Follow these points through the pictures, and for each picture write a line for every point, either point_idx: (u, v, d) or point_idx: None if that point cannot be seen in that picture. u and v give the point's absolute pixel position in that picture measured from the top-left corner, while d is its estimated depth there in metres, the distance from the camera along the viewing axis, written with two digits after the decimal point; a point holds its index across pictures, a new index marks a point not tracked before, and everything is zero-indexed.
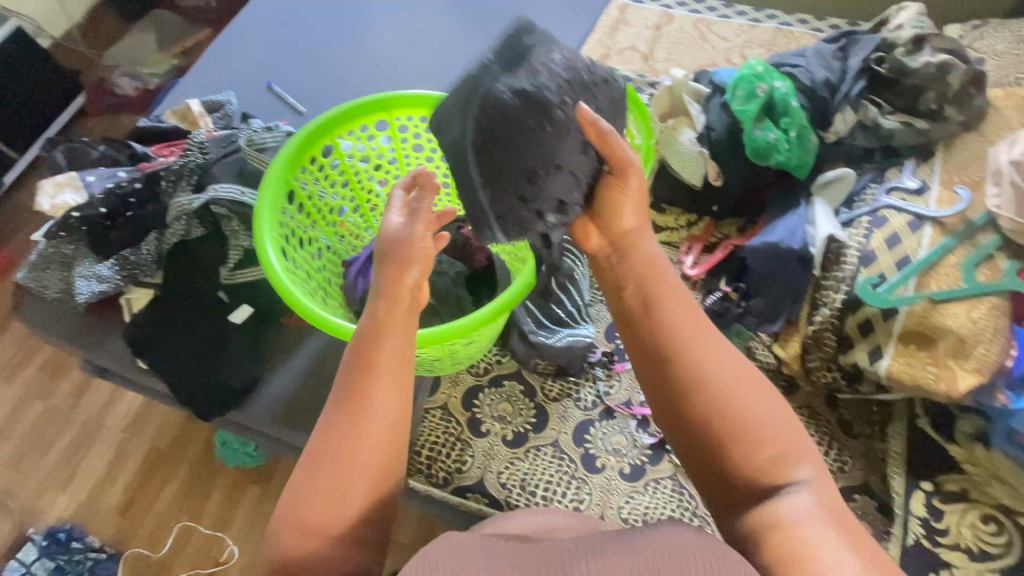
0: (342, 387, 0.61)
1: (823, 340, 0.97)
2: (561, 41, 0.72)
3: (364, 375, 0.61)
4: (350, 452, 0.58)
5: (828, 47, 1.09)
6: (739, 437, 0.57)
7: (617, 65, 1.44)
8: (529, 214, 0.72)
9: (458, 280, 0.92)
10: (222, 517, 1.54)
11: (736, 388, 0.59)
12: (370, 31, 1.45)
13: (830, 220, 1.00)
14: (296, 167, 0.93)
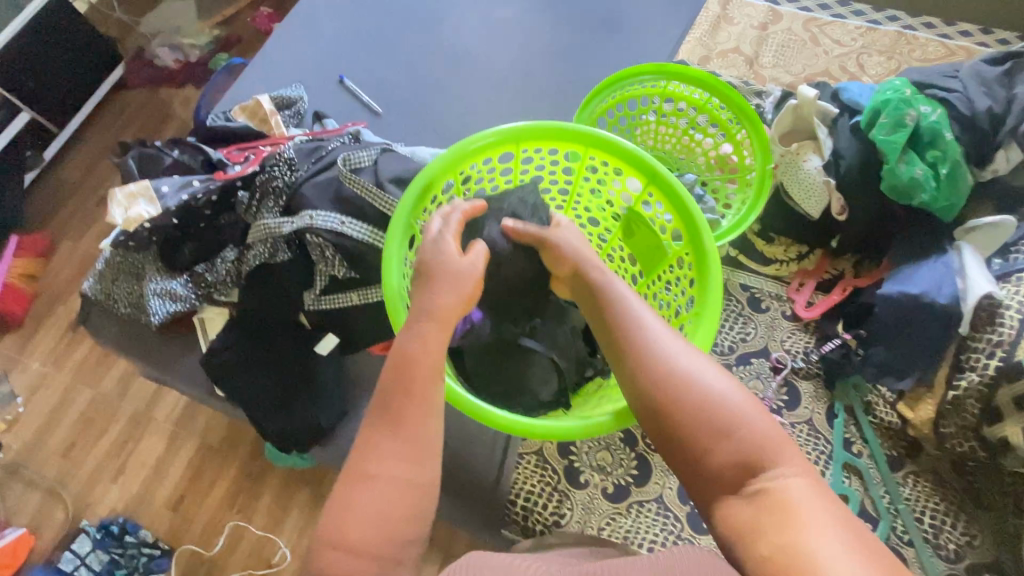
0: (380, 397, 0.59)
1: (964, 408, 0.89)
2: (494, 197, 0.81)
3: (400, 379, 0.59)
4: (396, 462, 0.55)
5: (989, 69, 0.96)
6: (709, 435, 0.55)
7: (718, 70, 1.31)
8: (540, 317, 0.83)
9: (575, 331, 0.85)
10: (275, 516, 1.33)
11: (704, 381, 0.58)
12: (451, 26, 1.35)
13: (983, 274, 0.89)
14: (459, 168, 0.75)
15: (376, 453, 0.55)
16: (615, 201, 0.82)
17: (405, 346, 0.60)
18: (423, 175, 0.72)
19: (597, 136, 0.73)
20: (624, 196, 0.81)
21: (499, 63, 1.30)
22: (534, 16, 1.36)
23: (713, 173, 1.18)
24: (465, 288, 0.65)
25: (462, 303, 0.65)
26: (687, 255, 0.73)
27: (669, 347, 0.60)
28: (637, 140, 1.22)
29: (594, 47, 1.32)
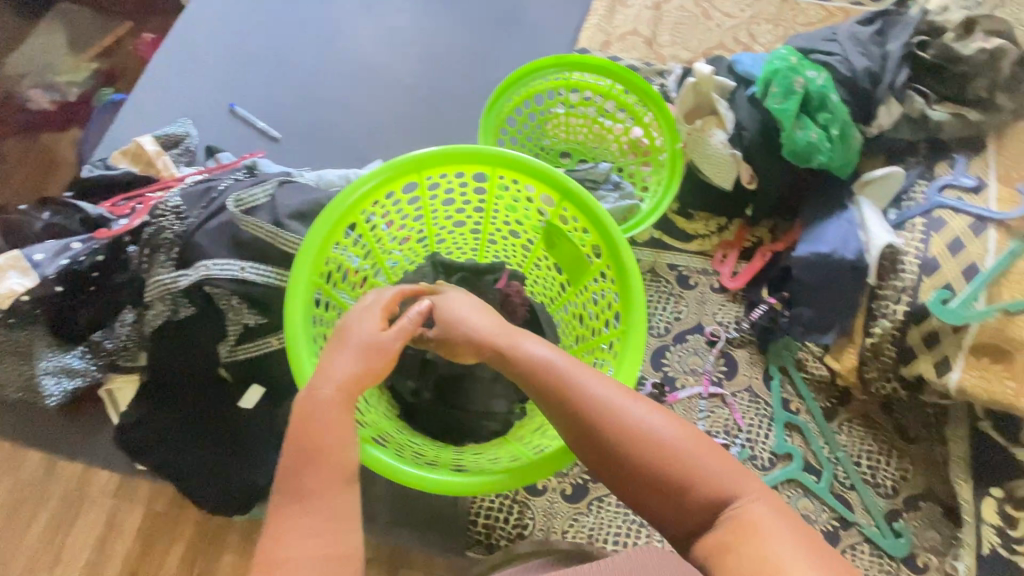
0: (281, 475, 0.54)
1: (882, 351, 0.94)
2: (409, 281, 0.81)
3: (303, 450, 0.55)
4: (305, 535, 0.50)
5: (863, 30, 1.00)
6: (665, 493, 0.54)
7: (619, 54, 1.32)
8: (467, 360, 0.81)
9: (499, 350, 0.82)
10: None
11: (655, 444, 0.55)
12: (344, 38, 1.28)
13: (880, 224, 0.94)
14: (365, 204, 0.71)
15: (291, 532, 0.50)
16: (531, 218, 0.80)
17: (303, 413, 0.56)
18: (321, 221, 0.67)
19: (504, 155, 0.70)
20: (541, 214, 0.79)
21: (400, 71, 1.25)
22: (430, 19, 1.32)
23: (627, 158, 1.19)
24: (373, 361, 0.62)
25: (367, 376, 0.61)
26: (608, 267, 0.73)
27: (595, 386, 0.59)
28: (549, 135, 1.20)
29: (496, 43, 1.30)
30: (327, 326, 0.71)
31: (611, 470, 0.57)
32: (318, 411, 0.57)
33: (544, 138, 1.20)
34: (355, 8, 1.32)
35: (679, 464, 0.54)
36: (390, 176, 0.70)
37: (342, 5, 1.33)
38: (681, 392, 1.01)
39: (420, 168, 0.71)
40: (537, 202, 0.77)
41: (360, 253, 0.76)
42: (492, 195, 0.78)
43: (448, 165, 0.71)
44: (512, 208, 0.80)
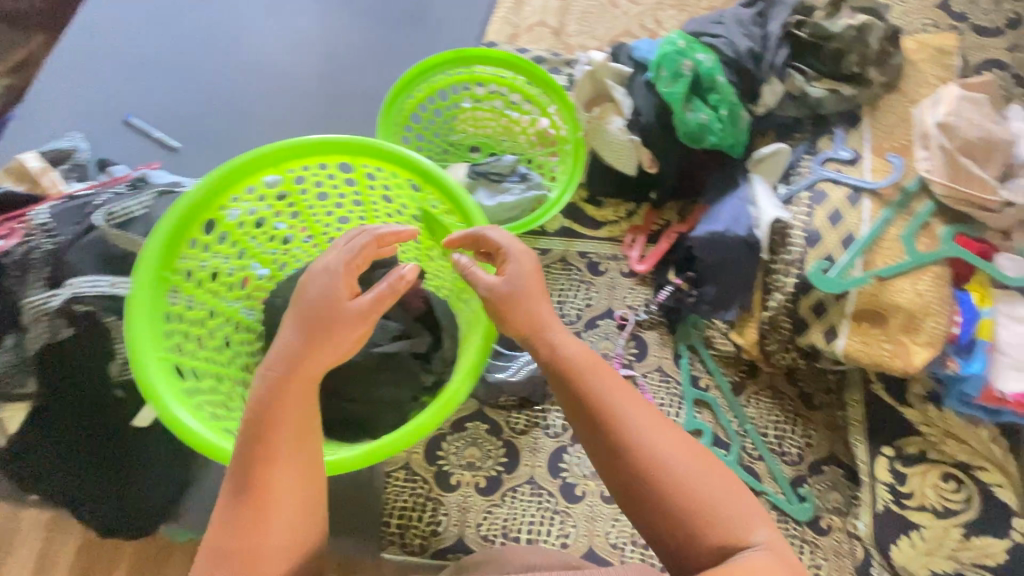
0: (240, 468, 0.52)
1: (779, 324, 0.96)
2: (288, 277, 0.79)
3: (265, 443, 0.53)
4: (253, 524, 0.50)
5: (745, 11, 1.02)
6: (671, 521, 0.52)
7: (528, 46, 1.32)
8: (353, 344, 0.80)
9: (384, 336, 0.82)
10: None
11: (674, 464, 0.53)
12: (245, 41, 1.25)
13: (770, 200, 0.96)
14: (220, 199, 0.68)
15: (260, 529, 0.51)
16: (408, 207, 0.78)
17: (258, 398, 0.55)
18: (170, 217, 0.64)
19: (363, 142, 0.69)
20: (416, 203, 0.77)
21: (305, 73, 1.23)
22: (335, 18, 1.30)
23: (536, 149, 1.19)
24: (345, 327, 0.58)
25: (344, 336, 0.58)
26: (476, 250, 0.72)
27: (625, 405, 0.57)
28: (457, 129, 1.20)
29: (403, 41, 1.29)
30: (191, 329, 0.68)
31: (620, 474, 0.55)
32: (287, 394, 0.55)
33: (453, 133, 1.20)
34: (256, 9, 1.29)
35: (699, 493, 0.52)
36: (246, 167, 0.67)
37: (242, 8, 1.29)
38: None
39: (279, 159, 0.69)
40: (408, 191, 0.76)
41: (228, 251, 0.74)
42: (363, 184, 0.77)
43: (309, 155, 0.69)
44: (385, 199, 0.79)
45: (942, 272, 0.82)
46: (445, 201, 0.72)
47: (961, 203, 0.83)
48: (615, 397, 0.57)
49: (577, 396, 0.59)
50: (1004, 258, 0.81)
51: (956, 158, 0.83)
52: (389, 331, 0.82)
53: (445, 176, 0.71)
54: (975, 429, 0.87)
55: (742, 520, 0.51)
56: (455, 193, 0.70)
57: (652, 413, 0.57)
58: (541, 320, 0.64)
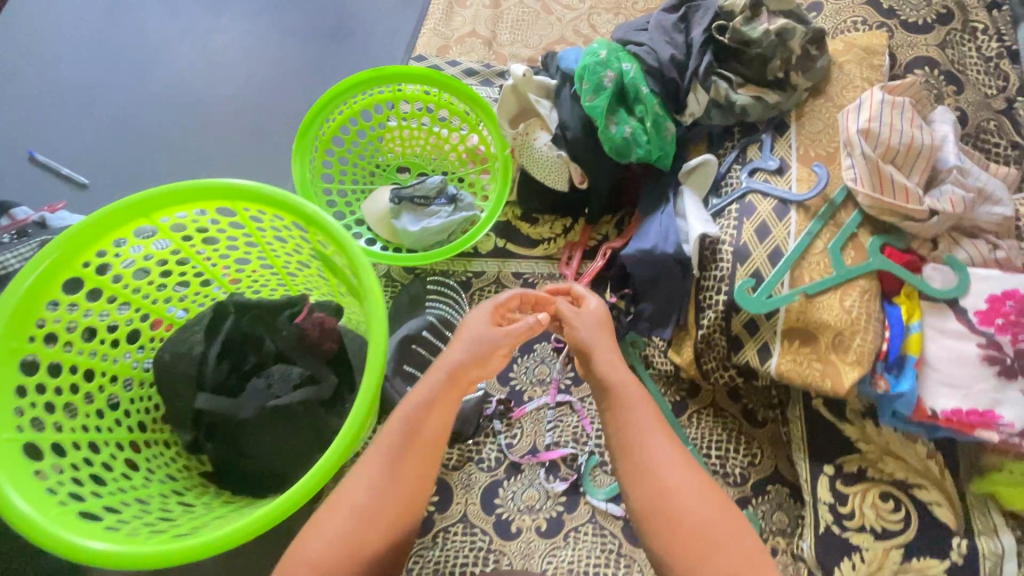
0: (384, 452, 0.66)
1: (714, 342, 0.92)
2: (183, 327, 0.76)
3: (411, 444, 0.67)
4: (362, 524, 0.62)
5: (668, 17, 0.98)
6: (684, 546, 0.62)
7: (458, 58, 1.27)
8: (247, 395, 0.75)
9: (281, 386, 0.76)
10: None
11: (684, 485, 0.65)
12: (160, 66, 1.20)
13: (699, 214, 0.93)
14: (83, 256, 0.63)
15: (370, 511, 0.63)
16: (303, 248, 0.75)
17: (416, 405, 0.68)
18: (22, 283, 0.59)
19: (238, 188, 0.65)
20: (309, 244, 0.73)
21: (223, 98, 1.18)
22: (255, 38, 1.24)
23: (467, 167, 1.15)
24: (487, 354, 0.73)
25: (481, 361, 0.73)
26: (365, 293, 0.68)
27: (667, 450, 0.67)
28: (384, 150, 1.14)
29: (326, 59, 1.23)
30: (60, 396, 0.64)
31: (639, 489, 0.66)
32: (429, 416, 0.68)
33: (379, 154, 1.14)
34: (171, 31, 1.23)
35: (714, 536, 0.61)
36: (107, 220, 0.62)
37: (156, 30, 1.23)
38: (527, 405, 0.99)
39: (147, 209, 0.64)
40: (299, 232, 0.72)
41: (106, 307, 0.69)
42: (253, 228, 0.73)
43: (181, 204, 0.65)
44: (278, 240, 0.75)
45: (869, 286, 0.79)
46: (329, 244, 0.68)
47: (886, 213, 0.80)
48: (654, 425, 0.70)
49: (631, 424, 0.70)
50: (929, 269, 0.78)
51: (880, 166, 0.80)
52: (291, 380, 0.77)
53: (326, 217, 0.66)
54: (913, 445, 0.84)
55: (746, 552, 0.60)
56: (336, 234, 0.66)
57: (687, 462, 0.67)
58: (612, 361, 0.77)
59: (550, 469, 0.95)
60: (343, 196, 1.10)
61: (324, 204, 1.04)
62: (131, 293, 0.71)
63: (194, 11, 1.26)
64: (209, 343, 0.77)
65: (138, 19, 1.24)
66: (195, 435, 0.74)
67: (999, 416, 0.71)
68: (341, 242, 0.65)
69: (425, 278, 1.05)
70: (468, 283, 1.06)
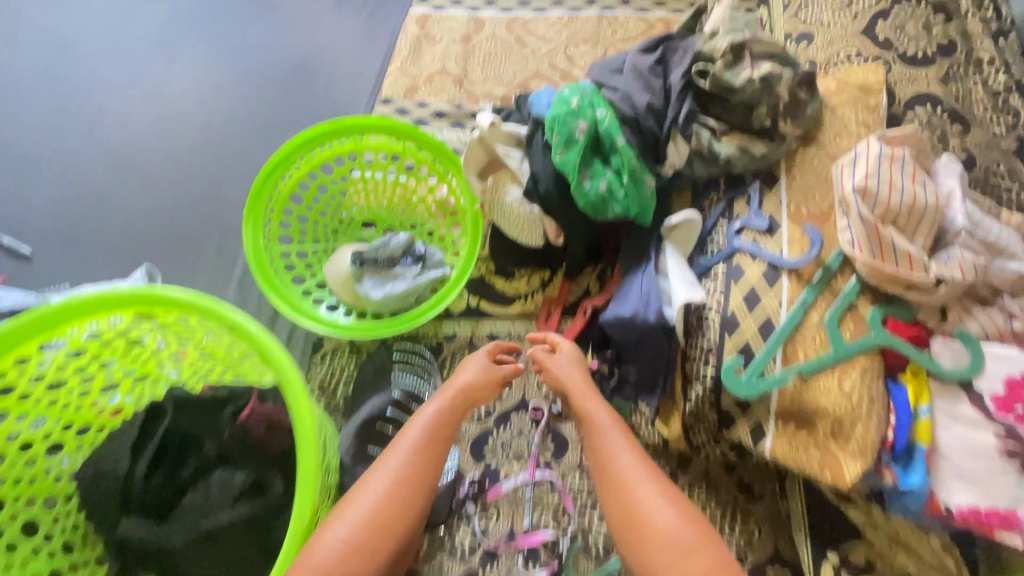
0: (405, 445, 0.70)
1: (703, 417, 0.83)
2: (111, 439, 0.72)
3: (431, 443, 0.71)
4: (382, 508, 0.65)
5: (645, 60, 0.90)
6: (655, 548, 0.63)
7: (427, 98, 1.19)
8: (179, 516, 0.70)
9: (214, 504, 0.71)
10: None
11: (645, 492, 0.68)
12: (108, 121, 1.13)
13: (683, 276, 0.84)
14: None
15: (397, 494, 0.66)
16: (225, 347, 0.76)
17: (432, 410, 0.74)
18: None
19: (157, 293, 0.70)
20: (231, 343, 0.75)
21: (176, 152, 1.11)
22: (210, 84, 1.17)
23: (437, 220, 1.08)
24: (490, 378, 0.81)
25: (487, 382, 0.80)
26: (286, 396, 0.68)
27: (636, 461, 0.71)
28: (347, 205, 1.06)
29: (285, 104, 1.16)
30: None
31: (615, 497, 0.69)
32: (441, 422, 0.74)
33: (343, 209, 1.07)
34: (123, 82, 1.16)
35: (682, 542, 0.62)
36: (17, 337, 0.66)
37: (107, 83, 1.17)
38: (501, 485, 0.91)
39: (53, 321, 0.68)
40: (219, 333, 0.74)
41: (14, 425, 0.71)
42: (176, 330, 0.76)
43: (94, 311, 0.69)
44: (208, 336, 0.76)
45: (871, 364, 0.71)
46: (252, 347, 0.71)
47: (887, 282, 0.72)
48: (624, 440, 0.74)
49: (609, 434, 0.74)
50: (938, 344, 0.70)
51: (879, 230, 0.72)
52: (232, 490, 0.72)
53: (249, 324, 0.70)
54: (926, 537, 0.75)
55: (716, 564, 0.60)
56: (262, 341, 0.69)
57: (653, 476, 0.70)
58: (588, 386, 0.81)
59: (529, 556, 0.87)
60: (305, 257, 1.03)
61: (282, 270, 0.97)
62: (48, 406, 0.73)
63: (148, 60, 1.19)
64: (138, 457, 0.72)
65: (89, 71, 1.17)
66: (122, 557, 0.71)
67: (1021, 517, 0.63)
68: (266, 346, 0.69)
69: (391, 345, 0.98)
70: (439, 348, 0.99)
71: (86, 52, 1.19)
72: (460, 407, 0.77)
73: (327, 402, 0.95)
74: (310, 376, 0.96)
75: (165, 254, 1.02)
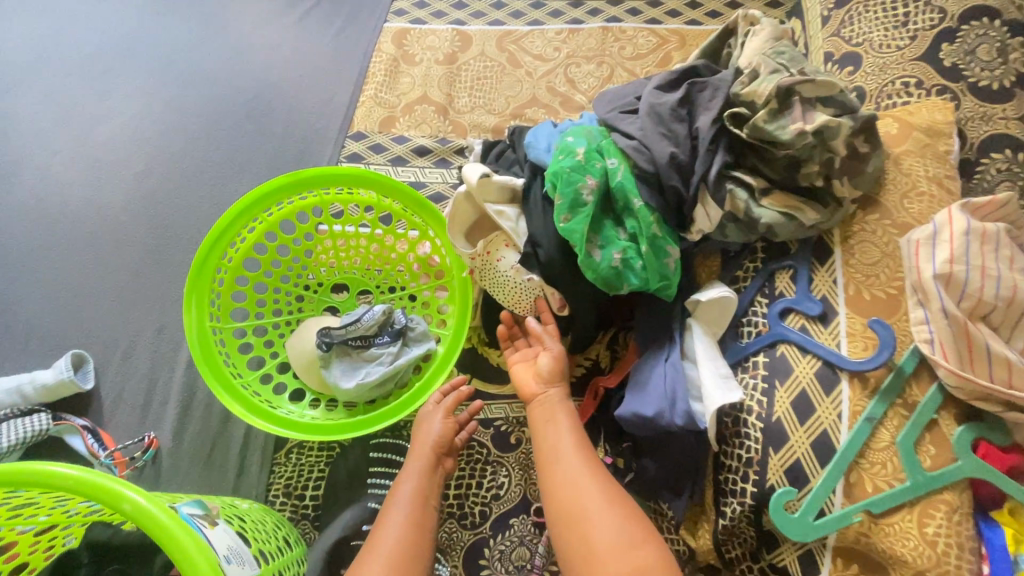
0: (398, 510, 0.69)
1: (739, 534, 0.69)
2: None
3: (421, 506, 0.70)
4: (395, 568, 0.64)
5: (666, 98, 0.74)
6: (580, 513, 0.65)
7: (406, 132, 1.03)
8: None
9: None
10: None
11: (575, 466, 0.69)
12: (40, 171, 1.00)
13: (715, 367, 0.69)
14: None
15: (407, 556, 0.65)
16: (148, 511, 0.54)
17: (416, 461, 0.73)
18: None
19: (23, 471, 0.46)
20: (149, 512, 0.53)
21: (114, 206, 0.97)
22: (162, 131, 1.04)
23: (420, 282, 0.92)
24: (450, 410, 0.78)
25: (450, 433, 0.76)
26: None
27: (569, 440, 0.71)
28: (313, 266, 0.90)
29: (246, 149, 1.03)
30: None
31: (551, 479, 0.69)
32: (421, 490, 0.71)
33: (308, 272, 0.90)
34: (61, 133, 1.03)
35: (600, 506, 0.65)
36: None
37: (44, 132, 1.04)
38: None
39: None
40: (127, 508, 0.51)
41: None
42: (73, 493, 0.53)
43: None
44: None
45: (959, 501, 0.57)
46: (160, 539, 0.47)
47: (978, 397, 0.58)
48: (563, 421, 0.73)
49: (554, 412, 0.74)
50: None
51: (969, 331, 0.57)
52: None
53: (156, 510, 0.46)
54: None
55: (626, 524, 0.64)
56: (172, 536, 0.46)
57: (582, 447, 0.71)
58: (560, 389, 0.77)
59: None
60: (263, 333, 0.88)
61: (234, 354, 0.81)
62: None
63: (92, 105, 1.06)
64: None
65: (25, 119, 1.05)
66: None
67: None
68: (182, 551, 0.45)
69: (368, 440, 0.83)
70: None
71: (23, 95, 1.07)
72: (435, 466, 0.74)
73: (291, 510, 0.79)
74: (271, 481, 0.80)
75: (101, 331, 0.88)
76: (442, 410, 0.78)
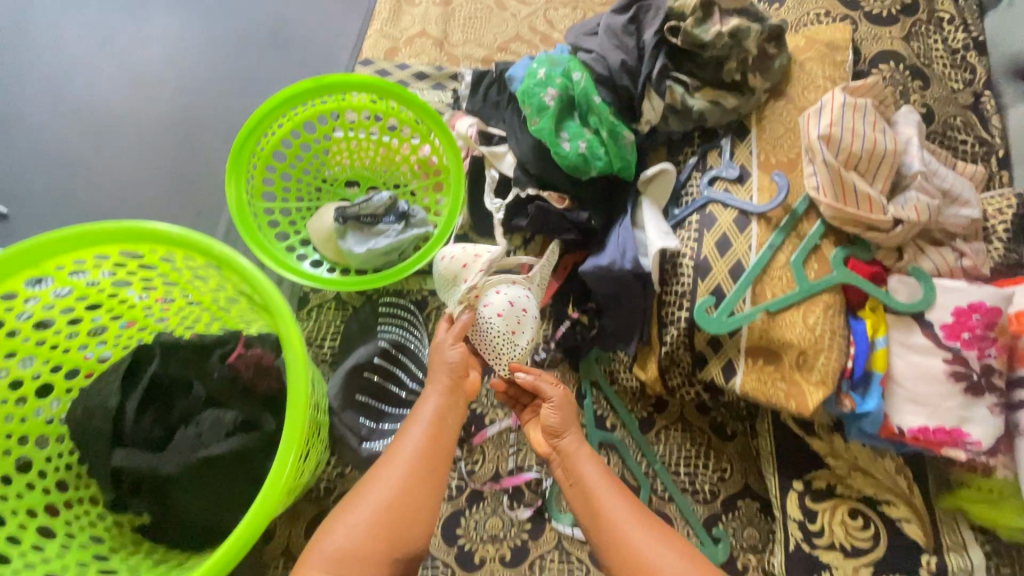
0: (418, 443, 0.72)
1: (677, 359, 0.86)
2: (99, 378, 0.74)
3: (439, 445, 0.73)
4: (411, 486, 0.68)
5: (618, 18, 0.92)
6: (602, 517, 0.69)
7: (408, 60, 1.19)
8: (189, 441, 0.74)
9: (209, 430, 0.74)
10: None
11: (591, 473, 0.73)
12: (83, 86, 1.15)
13: (658, 228, 0.86)
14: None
15: (425, 492, 0.69)
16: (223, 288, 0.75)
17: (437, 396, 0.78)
18: None
19: (134, 226, 0.65)
20: (224, 284, 0.73)
21: (151, 117, 1.12)
22: (192, 56, 1.19)
23: (420, 180, 1.08)
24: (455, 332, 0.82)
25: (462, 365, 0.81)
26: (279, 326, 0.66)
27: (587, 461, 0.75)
28: (330, 163, 1.07)
29: (267, 72, 1.18)
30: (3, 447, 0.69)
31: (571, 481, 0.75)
32: (440, 419, 0.75)
33: (325, 167, 1.07)
34: (105, 55, 1.18)
35: (624, 526, 0.67)
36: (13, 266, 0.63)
37: (86, 54, 1.18)
38: (488, 429, 0.94)
39: (45, 254, 0.65)
40: (206, 272, 0.72)
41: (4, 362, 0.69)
42: (164, 266, 0.73)
43: (80, 248, 0.66)
44: (195, 278, 0.75)
45: (833, 300, 0.75)
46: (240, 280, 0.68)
47: (850, 224, 0.77)
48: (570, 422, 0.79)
49: (567, 414, 0.80)
50: (894, 281, 0.76)
51: (842, 175, 0.76)
52: (224, 426, 0.74)
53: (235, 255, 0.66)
54: (881, 461, 0.80)
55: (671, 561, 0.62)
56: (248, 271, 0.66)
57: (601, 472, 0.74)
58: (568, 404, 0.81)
59: (513, 495, 0.91)
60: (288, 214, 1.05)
61: (265, 225, 0.98)
62: (36, 345, 0.72)
63: (130, 32, 1.21)
64: (129, 395, 0.74)
65: (68, 42, 1.19)
66: (118, 494, 0.73)
67: (966, 434, 0.69)
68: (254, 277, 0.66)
69: (376, 301, 0.99)
70: (423, 303, 0.99)
71: (65, 23, 1.21)
72: (453, 397, 0.79)
73: (313, 355, 0.95)
74: None
75: (146, 216, 1.04)
76: (452, 336, 0.83)
